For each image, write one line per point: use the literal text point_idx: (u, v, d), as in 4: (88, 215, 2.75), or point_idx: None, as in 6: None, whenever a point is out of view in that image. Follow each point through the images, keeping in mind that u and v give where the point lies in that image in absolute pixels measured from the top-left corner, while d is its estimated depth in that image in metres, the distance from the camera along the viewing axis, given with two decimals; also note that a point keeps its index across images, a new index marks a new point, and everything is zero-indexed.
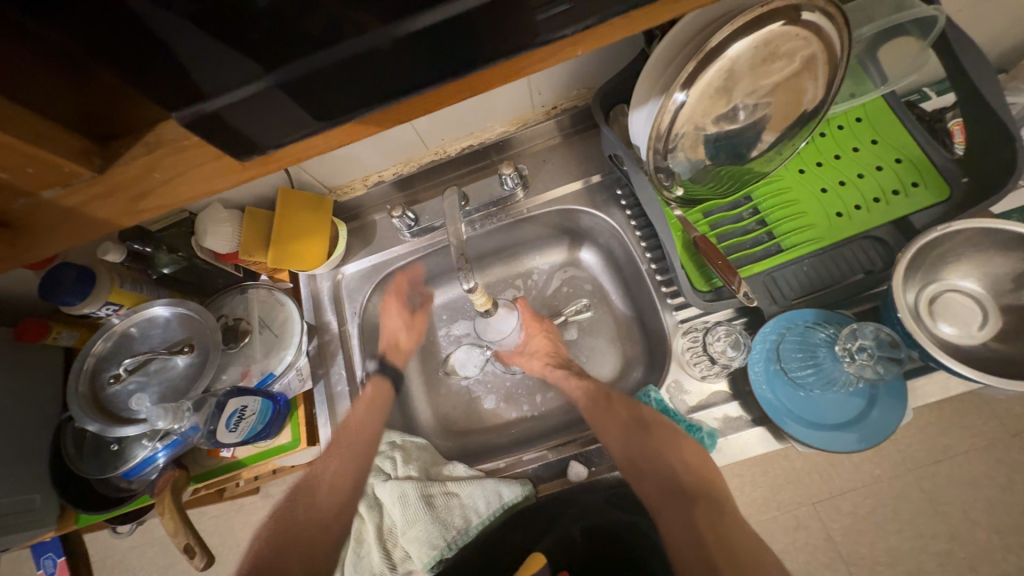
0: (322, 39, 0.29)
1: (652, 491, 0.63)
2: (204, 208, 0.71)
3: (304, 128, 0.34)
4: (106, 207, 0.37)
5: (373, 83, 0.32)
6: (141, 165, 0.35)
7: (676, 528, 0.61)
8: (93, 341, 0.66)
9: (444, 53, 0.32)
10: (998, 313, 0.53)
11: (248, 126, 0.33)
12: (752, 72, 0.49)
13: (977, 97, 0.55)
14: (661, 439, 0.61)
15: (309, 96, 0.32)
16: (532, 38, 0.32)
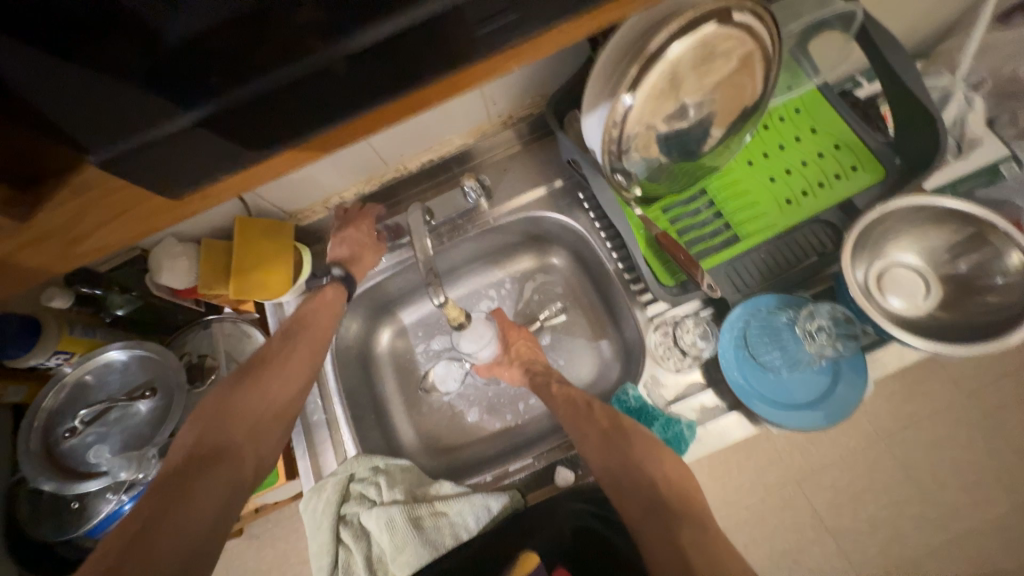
0: (236, 75, 0.30)
1: (632, 508, 0.52)
2: (156, 243, 0.68)
3: (235, 158, 0.36)
4: (39, 254, 0.38)
5: (299, 114, 0.34)
6: (73, 210, 0.37)
7: (661, 554, 0.48)
8: (43, 394, 0.61)
9: (367, 77, 0.33)
10: (939, 283, 0.57)
11: (177, 161, 0.34)
12: (695, 71, 0.51)
13: (899, 83, 0.59)
14: (637, 442, 0.56)
15: (234, 128, 0.33)
16: (468, 51, 0.34)
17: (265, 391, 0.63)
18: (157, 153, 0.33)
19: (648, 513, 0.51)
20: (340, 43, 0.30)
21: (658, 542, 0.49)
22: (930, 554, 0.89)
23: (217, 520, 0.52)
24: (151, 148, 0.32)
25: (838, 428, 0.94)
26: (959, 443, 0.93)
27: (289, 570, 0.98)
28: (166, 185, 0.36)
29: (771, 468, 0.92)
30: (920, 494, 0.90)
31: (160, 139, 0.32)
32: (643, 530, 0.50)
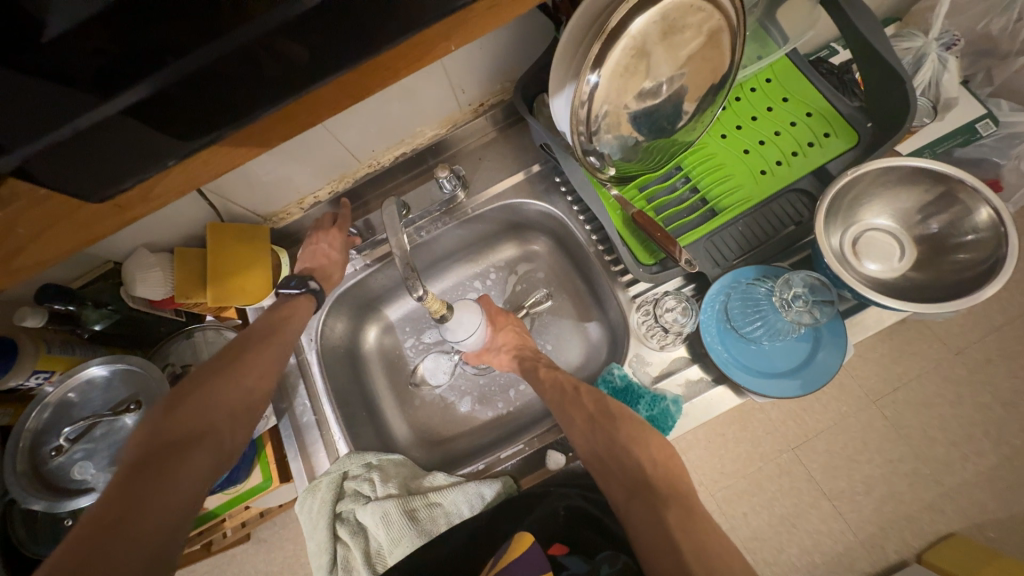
0: (167, 48, 0.27)
1: (618, 491, 0.54)
2: (128, 255, 0.67)
3: (176, 148, 0.33)
4: None
5: (242, 93, 0.31)
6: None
7: (645, 529, 0.50)
8: (26, 415, 0.61)
9: (313, 47, 0.31)
10: (913, 244, 0.58)
11: (110, 154, 0.31)
12: (661, 45, 0.50)
13: (866, 46, 0.59)
14: (626, 427, 0.57)
15: (173, 113, 0.30)
16: (422, 19, 0.32)
17: (233, 385, 0.59)
18: (87, 146, 0.30)
19: (632, 495, 0.53)
20: (276, 12, 0.28)
21: (643, 521, 0.50)
22: (925, 510, 0.91)
23: (180, 514, 0.48)
24: (78, 142, 0.29)
25: (829, 394, 0.95)
26: (948, 400, 0.94)
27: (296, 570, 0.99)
28: (101, 180, 0.32)
29: (766, 438, 0.94)
30: (912, 452, 0.92)
31: (88, 130, 0.29)
32: (629, 510, 0.52)
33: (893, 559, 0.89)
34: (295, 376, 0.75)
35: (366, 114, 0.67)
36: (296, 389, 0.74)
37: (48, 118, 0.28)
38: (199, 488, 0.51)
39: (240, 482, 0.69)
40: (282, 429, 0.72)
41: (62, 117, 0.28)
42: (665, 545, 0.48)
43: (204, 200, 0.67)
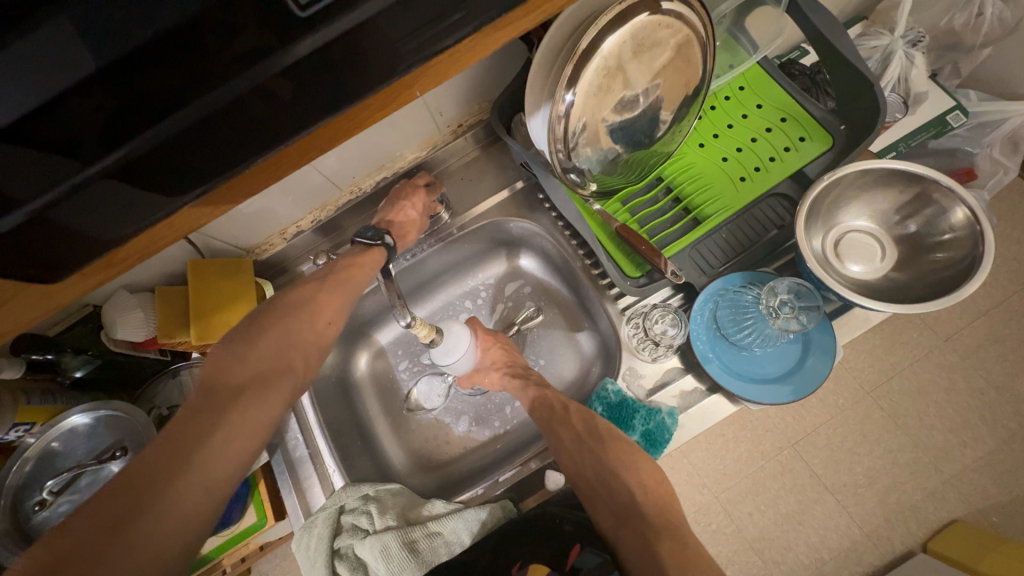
0: (164, 98, 0.26)
1: (608, 519, 0.54)
2: (108, 298, 0.66)
3: (161, 207, 0.32)
4: None
5: (225, 145, 0.30)
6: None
7: (639, 563, 0.50)
8: (7, 470, 0.59)
9: (307, 89, 0.30)
10: (893, 243, 0.58)
11: (94, 219, 0.30)
12: (632, 63, 0.50)
13: (834, 53, 0.60)
14: (615, 449, 0.57)
15: (163, 168, 0.29)
16: (396, 66, 0.31)
17: (310, 326, 0.58)
18: (83, 205, 0.28)
19: (620, 524, 0.53)
20: (270, 58, 0.27)
21: (635, 555, 0.50)
22: (927, 498, 0.91)
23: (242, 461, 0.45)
24: (60, 209, 0.28)
25: (826, 388, 0.95)
26: (942, 386, 0.95)
27: None
28: (87, 246, 0.31)
29: (766, 436, 0.93)
30: (911, 441, 0.93)
31: (70, 193, 0.28)
32: (623, 538, 0.52)
33: (900, 550, 0.89)
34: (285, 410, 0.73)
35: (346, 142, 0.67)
36: (287, 423, 0.72)
37: (30, 186, 0.27)
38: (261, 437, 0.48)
39: (233, 524, 0.68)
40: (274, 465, 0.70)
41: (42, 186, 0.27)
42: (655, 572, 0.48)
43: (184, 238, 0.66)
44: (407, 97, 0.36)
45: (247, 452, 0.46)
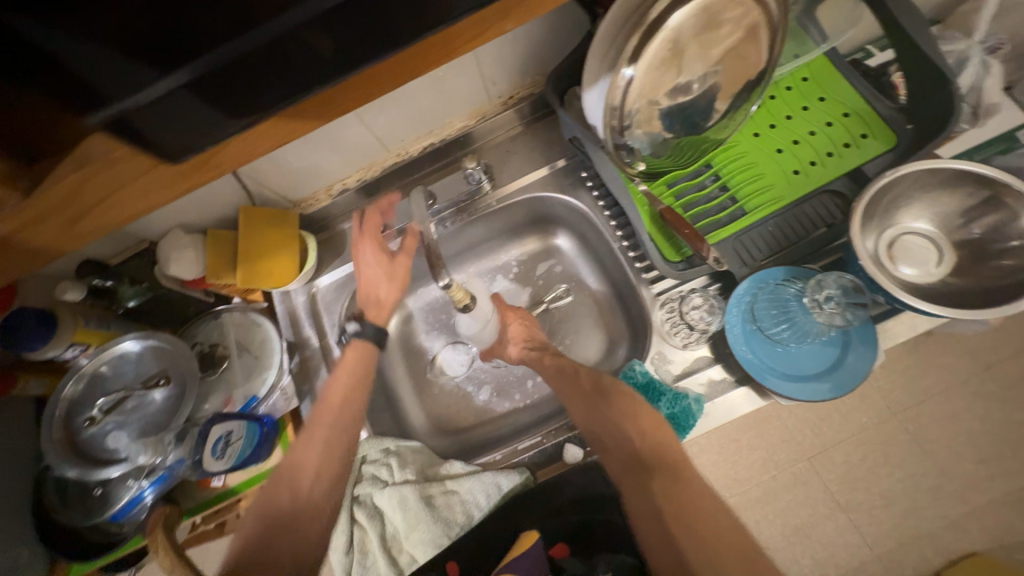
0: (237, 20, 0.27)
1: (614, 464, 0.55)
2: (163, 235, 0.69)
3: (227, 127, 0.33)
4: (44, 233, 0.37)
5: (280, 78, 0.31)
6: (72, 185, 0.34)
7: (640, 511, 0.51)
8: (62, 385, 0.63)
9: (367, 27, 0.30)
10: (953, 248, 0.56)
11: (171, 128, 0.31)
12: (697, 40, 0.49)
13: (911, 46, 0.57)
14: (618, 406, 0.57)
15: (231, 88, 0.31)
16: (450, 15, 0.32)
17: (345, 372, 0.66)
18: (159, 116, 0.30)
19: (627, 468, 0.54)
20: None
21: (639, 509, 0.51)
22: (946, 527, 0.88)
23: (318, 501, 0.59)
24: (143, 114, 0.29)
25: (852, 405, 0.93)
26: (976, 415, 0.92)
27: None
28: (167, 149, 0.33)
29: (782, 447, 0.92)
30: (936, 467, 0.90)
31: (148, 103, 0.29)
32: (627, 487, 0.53)
33: None
34: (317, 360, 0.75)
35: (398, 104, 0.67)
36: (317, 372, 0.75)
37: (123, 85, 0.28)
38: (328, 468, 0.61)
39: (259, 462, 0.68)
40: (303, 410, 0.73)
41: (120, 92, 0.28)
42: (654, 519, 0.49)
43: (240, 183, 0.69)
44: (500, 29, 0.36)
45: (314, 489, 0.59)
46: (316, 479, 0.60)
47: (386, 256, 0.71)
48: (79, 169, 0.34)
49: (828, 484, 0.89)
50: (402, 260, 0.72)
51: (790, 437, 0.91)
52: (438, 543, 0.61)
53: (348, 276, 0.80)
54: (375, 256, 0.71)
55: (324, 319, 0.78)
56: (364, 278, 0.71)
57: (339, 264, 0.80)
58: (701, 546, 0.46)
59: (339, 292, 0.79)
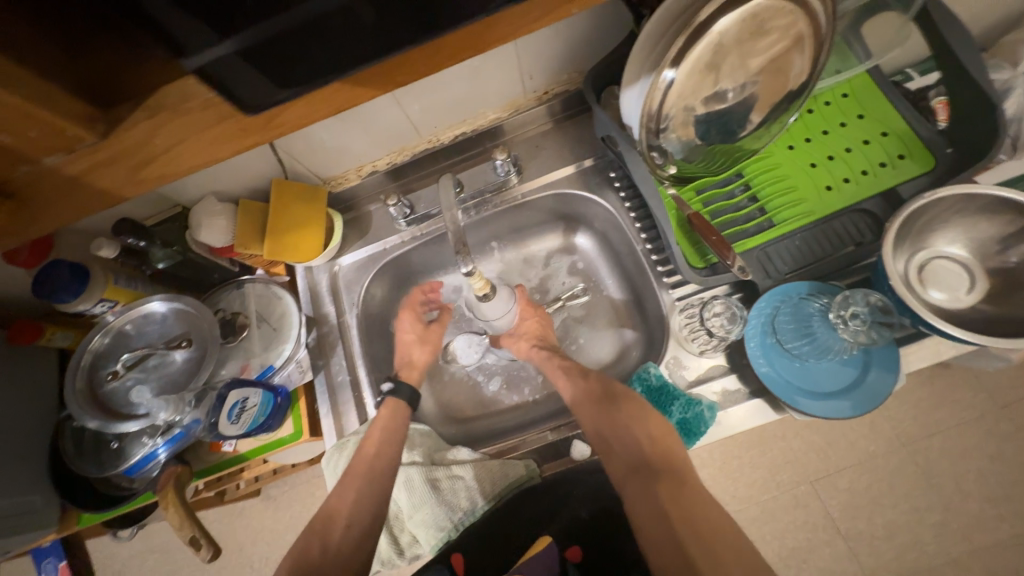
0: None
1: (619, 465, 0.57)
2: (196, 202, 0.71)
3: (294, 84, 0.34)
4: (111, 175, 0.37)
5: (321, 52, 0.33)
6: (145, 130, 0.35)
7: (647, 516, 0.53)
8: (89, 337, 0.65)
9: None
10: (985, 275, 0.56)
11: (244, 79, 0.32)
12: (741, 46, 0.49)
13: (958, 67, 0.57)
14: (626, 409, 0.59)
15: (304, 41, 0.32)
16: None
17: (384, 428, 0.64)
18: (237, 67, 0.31)
19: (636, 471, 0.56)
20: None
21: (646, 509, 0.53)
22: (949, 565, 0.87)
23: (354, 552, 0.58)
24: (222, 63, 0.31)
25: (858, 431, 0.94)
26: (988, 454, 0.90)
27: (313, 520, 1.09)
28: (240, 101, 0.34)
29: (785, 467, 0.95)
30: (941, 502, 0.89)
31: (228, 52, 0.30)
32: (631, 489, 0.55)
33: None
34: (334, 336, 0.76)
35: (433, 91, 0.67)
36: (334, 348, 0.75)
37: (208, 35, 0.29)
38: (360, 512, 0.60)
39: (271, 431, 0.70)
40: (317, 385, 0.74)
41: (204, 41, 0.29)
42: (660, 523, 0.52)
43: (274, 156, 0.70)
44: (563, 12, 0.36)
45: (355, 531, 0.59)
46: (346, 529, 0.59)
47: (422, 325, 0.81)
48: (151, 115, 0.35)
49: (831, 514, 0.91)
50: (436, 329, 0.81)
51: (792, 459, 0.95)
52: (439, 527, 0.61)
53: (370, 257, 0.81)
54: (413, 327, 0.80)
55: (344, 297, 0.78)
56: (402, 338, 0.79)
57: (362, 245, 0.81)
58: (705, 551, 0.49)
59: (359, 272, 0.80)
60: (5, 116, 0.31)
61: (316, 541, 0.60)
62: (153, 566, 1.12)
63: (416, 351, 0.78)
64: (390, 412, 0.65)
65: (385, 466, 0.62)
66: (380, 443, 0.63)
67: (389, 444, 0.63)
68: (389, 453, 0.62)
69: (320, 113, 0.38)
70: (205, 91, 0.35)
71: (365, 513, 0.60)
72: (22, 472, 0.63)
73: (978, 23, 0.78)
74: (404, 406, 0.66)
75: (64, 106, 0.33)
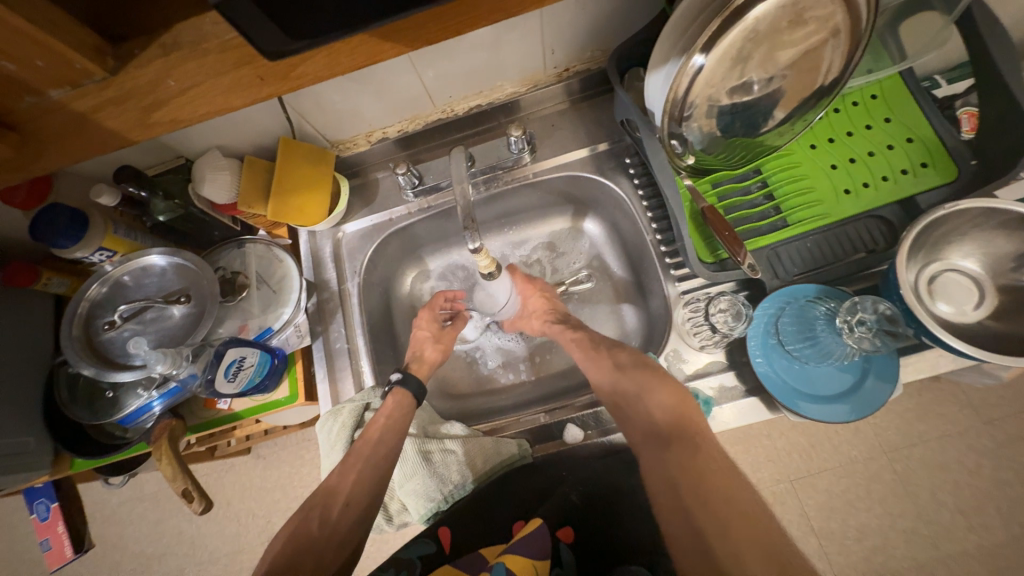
0: None
1: (636, 435, 0.55)
2: (201, 155, 0.69)
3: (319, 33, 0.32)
4: (118, 116, 0.36)
5: (336, 6, 0.30)
6: (157, 70, 0.34)
7: (662, 491, 0.50)
8: (86, 286, 0.64)
9: None
10: (995, 292, 0.55)
11: (263, 20, 0.29)
12: (777, 34, 0.47)
13: (995, 76, 0.55)
14: (641, 384, 0.58)
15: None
16: None
17: (395, 422, 0.62)
18: (256, 7, 0.28)
19: (646, 440, 0.54)
20: None
21: (654, 476, 0.51)
22: (915, 570, 0.89)
23: (349, 531, 0.56)
24: (237, 3, 0.27)
25: (841, 436, 0.96)
26: (965, 467, 0.92)
27: (304, 482, 1.12)
28: (257, 44, 0.31)
29: (767, 465, 0.98)
30: (915, 510, 0.91)
31: None
32: (642, 458, 0.53)
33: None
34: (334, 304, 0.75)
35: (451, 57, 0.65)
36: (333, 316, 0.75)
37: None
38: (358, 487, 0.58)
39: (267, 393, 0.70)
40: (314, 350, 0.73)
41: None
42: (670, 491, 0.49)
43: (284, 114, 0.67)
44: None
45: (360, 503, 0.57)
46: (346, 506, 0.57)
47: (438, 326, 0.77)
48: (165, 54, 0.34)
49: (806, 513, 0.94)
50: (452, 332, 0.77)
51: (775, 458, 0.97)
52: (429, 498, 0.62)
53: (375, 227, 0.79)
54: (429, 324, 0.77)
55: (346, 265, 0.77)
56: (416, 337, 0.76)
57: (368, 214, 0.80)
58: (716, 517, 0.45)
59: (363, 241, 0.79)
60: (9, 39, 0.29)
61: (315, 513, 0.56)
62: (143, 513, 1.14)
63: (428, 348, 0.74)
64: (395, 402, 0.63)
65: (389, 453, 0.60)
66: (383, 429, 0.61)
67: (391, 431, 0.61)
68: (395, 436, 0.61)
69: (342, 65, 0.36)
70: (222, 34, 0.33)
71: (364, 494, 0.58)
72: (16, 415, 0.63)
73: (1018, 32, 0.75)
74: (411, 400, 0.64)
75: (75, 38, 0.32)
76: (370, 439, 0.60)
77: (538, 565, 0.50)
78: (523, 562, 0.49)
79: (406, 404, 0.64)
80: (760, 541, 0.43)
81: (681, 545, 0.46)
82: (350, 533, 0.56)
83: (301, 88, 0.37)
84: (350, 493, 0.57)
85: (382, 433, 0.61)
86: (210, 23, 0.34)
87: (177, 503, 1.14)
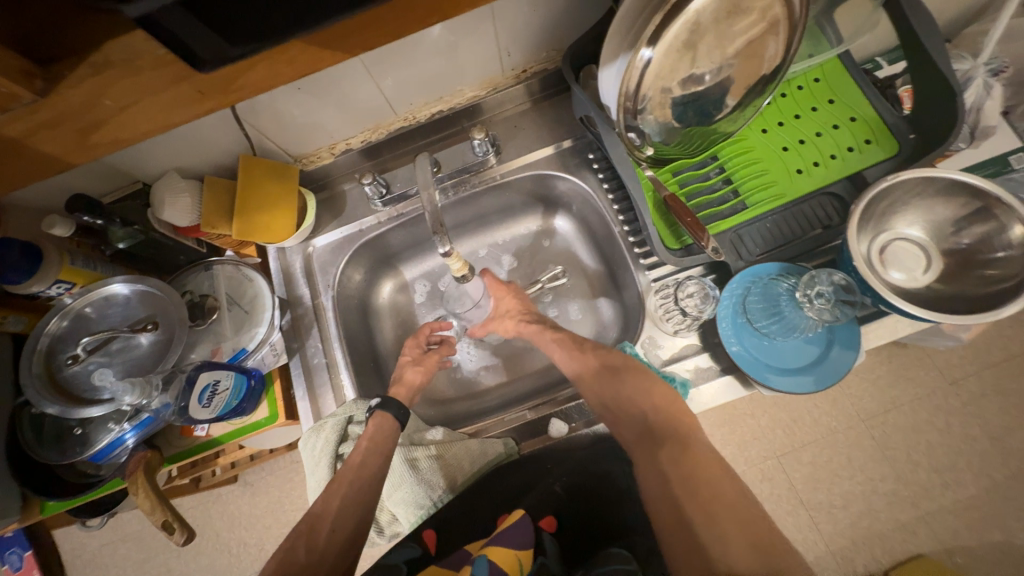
0: None
1: (629, 432, 0.56)
2: (159, 178, 0.68)
3: (259, 44, 0.32)
4: (53, 138, 0.37)
5: (275, 11, 0.30)
6: (92, 91, 0.34)
7: (648, 475, 0.52)
8: (46, 320, 0.62)
9: None
10: (940, 256, 0.59)
11: (195, 25, 0.29)
12: (718, 26, 0.49)
13: (924, 55, 0.59)
14: (631, 381, 0.58)
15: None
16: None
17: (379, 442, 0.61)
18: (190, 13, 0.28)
19: (641, 439, 0.55)
20: None
21: (652, 463, 0.52)
22: (897, 531, 0.93)
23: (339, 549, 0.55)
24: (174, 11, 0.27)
25: (820, 408, 1.00)
26: (936, 428, 0.96)
27: (293, 504, 1.10)
28: (195, 52, 0.31)
29: (752, 443, 1.00)
30: (893, 473, 0.95)
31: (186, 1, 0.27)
32: (639, 458, 0.54)
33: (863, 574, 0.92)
34: (309, 319, 0.75)
35: (407, 64, 0.65)
36: (309, 332, 0.74)
37: None
38: (352, 500, 0.57)
39: (246, 415, 0.69)
40: (292, 367, 0.73)
41: None
42: (663, 486, 0.50)
43: (241, 131, 0.66)
44: None
45: (353, 522, 0.56)
46: (338, 522, 0.56)
47: (422, 351, 0.75)
48: (98, 73, 0.34)
49: (794, 487, 0.97)
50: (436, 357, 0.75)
51: (759, 435, 1.00)
52: (420, 504, 0.62)
53: (345, 239, 0.79)
54: (415, 347, 0.76)
55: (319, 280, 0.77)
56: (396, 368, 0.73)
57: (337, 227, 0.79)
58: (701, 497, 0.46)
59: (334, 255, 0.78)
60: None
61: (298, 543, 0.55)
62: (127, 553, 1.10)
63: (412, 372, 0.72)
64: (376, 425, 0.62)
65: (377, 465, 0.60)
66: (364, 453, 0.60)
67: (374, 454, 0.59)
68: (382, 451, 0.60)
69: (281, 75, 0.37)
70: (156, 48, 0.34)
71: (354, 510, 0.57)
72: None
73: (945, 13, 0.80)
74: (391, 422, 0.63)
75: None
76: (359, 450, 0.60)
77: (523, 556, 0.51)
78: (509, 558, 0.50)
79: (390, 425, 0.63)
80: (746, 525, 0.45)
81: (671, 526, 0.48)
82: (340, 558, 0.54)
83: (241, 99, 0.39)
84: (339, 508, 0.57)
85: (364, 456, 0.60)
86: (139, 40, 0.33)
87: (163, 539, 1.10)
